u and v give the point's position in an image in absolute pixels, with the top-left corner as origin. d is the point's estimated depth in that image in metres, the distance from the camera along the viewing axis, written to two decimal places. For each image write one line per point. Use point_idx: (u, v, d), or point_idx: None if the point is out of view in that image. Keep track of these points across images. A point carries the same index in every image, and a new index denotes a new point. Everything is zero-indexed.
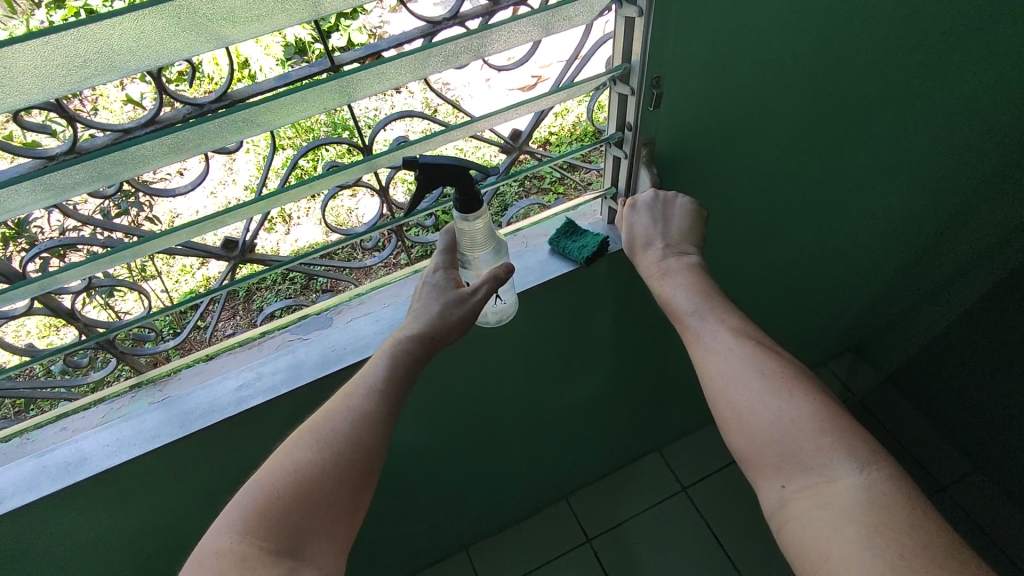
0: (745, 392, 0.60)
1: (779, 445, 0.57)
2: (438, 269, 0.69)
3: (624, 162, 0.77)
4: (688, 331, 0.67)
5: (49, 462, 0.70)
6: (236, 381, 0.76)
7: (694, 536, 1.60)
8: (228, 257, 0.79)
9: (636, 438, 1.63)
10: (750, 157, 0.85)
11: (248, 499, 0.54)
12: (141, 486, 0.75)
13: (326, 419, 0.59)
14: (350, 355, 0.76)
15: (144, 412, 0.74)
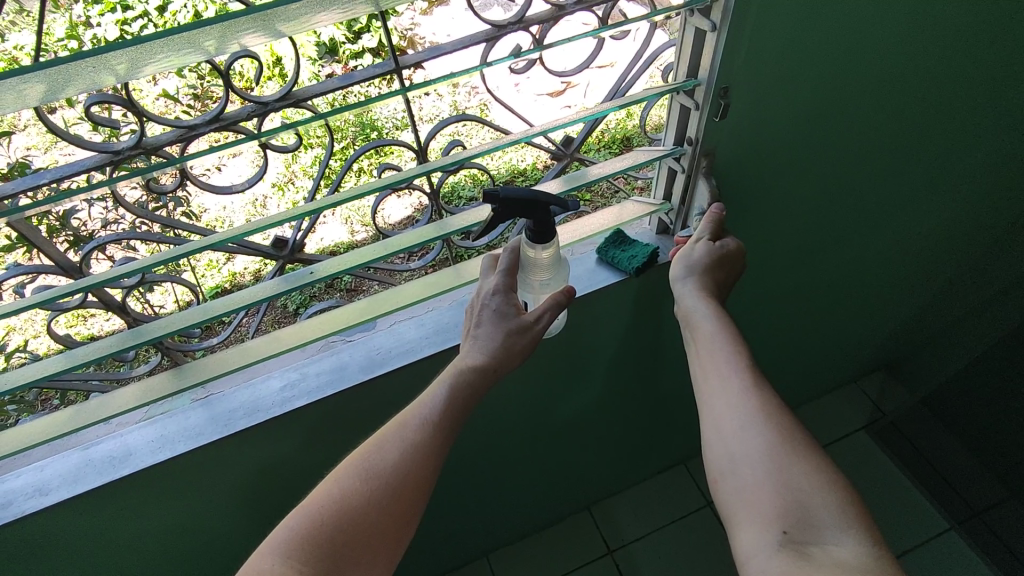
0: (775, 435, 0.58)
1: (795, 494, 0.55)
2: (495, 291, 0.68)
3: (681, 176, 0.76)
4: (723, 362, 0.64)
5: (95, 455, 0.70)
6: (278, 381, 0.75)
7: (719, 553, 1.57)
8: (278, 256, 0.79)
9: (662, 450, 1.61)
10: (810, 170, 0.83)
11: (296, 524, 0.53)
12: (183, 483, 0.74)
13: (375, 447, 0.59)
14: (395, 359, 0.76)
15: (188, 408, 0.74)
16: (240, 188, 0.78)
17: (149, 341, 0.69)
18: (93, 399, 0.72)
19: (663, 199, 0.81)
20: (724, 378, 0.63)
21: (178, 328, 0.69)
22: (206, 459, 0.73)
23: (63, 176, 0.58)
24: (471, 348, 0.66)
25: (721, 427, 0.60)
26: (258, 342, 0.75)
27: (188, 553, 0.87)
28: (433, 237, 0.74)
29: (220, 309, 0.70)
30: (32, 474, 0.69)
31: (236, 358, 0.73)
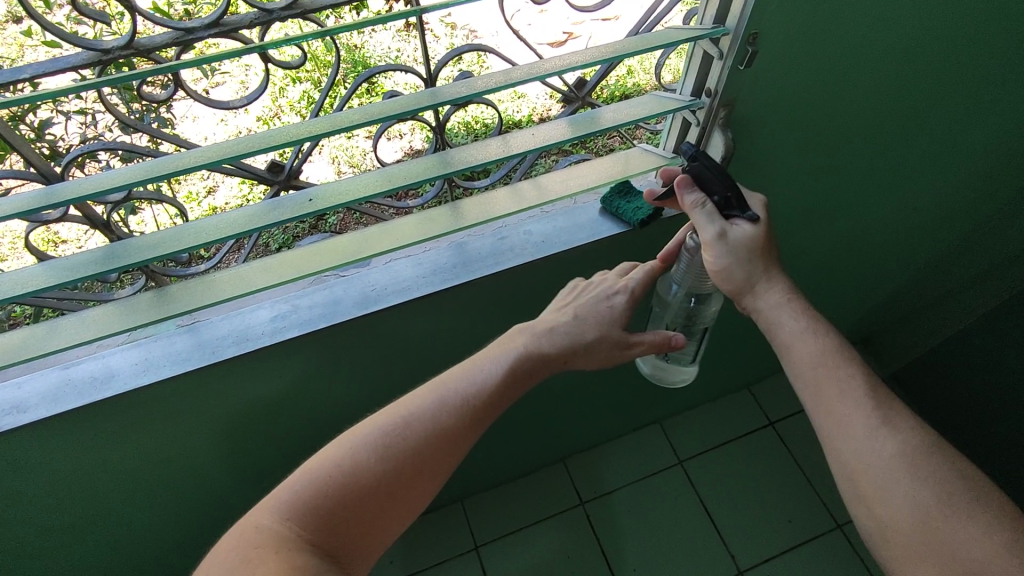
0: (936, 485, 0.54)
1: (974, 553, 0.51)
2: (620, 294, 0.72)
3: (695, 128, 0.74)
4: (847, 386, 0.60)
5: (76, 375, 0.68)
6: (267, 314, 0.73)
7: (687, 511, 1.62)
8: (273, 181, 0.75)
9: (637, 407, 1.64)
10: (823, 133, 0.81)
11: (301, 486, 0.55)
12: (166, 410, 0.73)
13: (403, 420, 0.61)
14: (390, 297, 0.74)
15: (172, 334, 0.71)
16: (238, 103, 0.71)
17: (129, 267, 0.64)
18: (71, 319, 0.69)
19: (673, 152, 0.79)
20: (853, 407, 0.59)
21: (168, 251, 0.65)
22: (188, 387, 0.71)
23: (46, 73, 0.51)
24: (563, 322, 0.71)
25: (863, 475, 0.57)
26: (251, 268, 0.73)
27: (167, 483, 0.86)
28: (438, 175, 0.70)
29: (213, 236, 0.66)
30: (9, 391, 0.67)
31: (225, 286, 0.71)
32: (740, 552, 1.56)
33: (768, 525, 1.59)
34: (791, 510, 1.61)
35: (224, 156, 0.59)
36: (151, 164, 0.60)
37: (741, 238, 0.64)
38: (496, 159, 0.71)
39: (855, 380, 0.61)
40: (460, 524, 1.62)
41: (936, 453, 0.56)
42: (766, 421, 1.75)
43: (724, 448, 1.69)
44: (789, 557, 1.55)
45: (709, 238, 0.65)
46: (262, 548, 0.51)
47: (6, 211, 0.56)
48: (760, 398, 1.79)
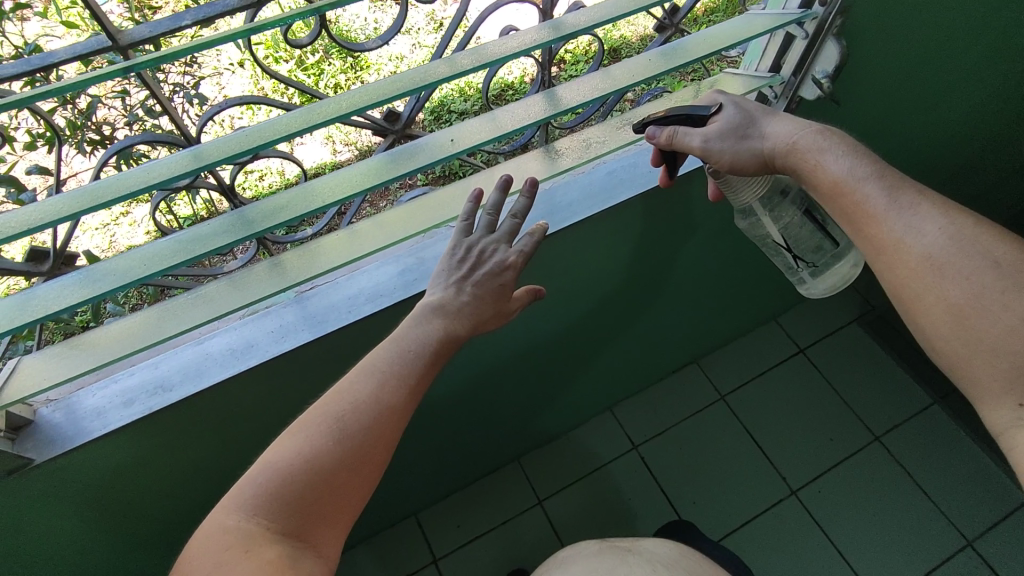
0: (968, 274, 0.47)
1: (1014, 336, 0.45)
2: (511, 267, 0.59)
3: (803, 43, 0.74)
4: (866, 206, 0.50)
5: (213, 349, 0.66)
6: (386, 275, 0.71)
7: (736, 444, 1.68)
8: (389, 131, 0.73)
9: (678, 349, 1.66)
10: (913, 55, 0.83)
11: (264, 479, 0.48)
12: (300, 377, 0.72)
13: (341, 403, 0.51)
14: None
15: (297, 300, 0.69)
16: (371, 44, 0.65)
17: (262, 234, 0.59)
18: (187, 296, 0.66)
19: (771, 72, 0.80)
20: (875, 227, 0.50)
21: (293, 217, 0.60)
22: (325, 352, 0.70)
23: (207, 17, 0.50)
24: (459, 304, 0.57)
25: (900, 290, 0.50)
26: (364, 227, 0.70)
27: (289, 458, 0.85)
28: (547, 117, 0.67)
29: (324, 201, 0.61)
30: (148, 372, 0.65)
31: (340, 249, 0.68)
32: (791, 475, 1.63)
33: (813, 447, 1.67)
34: (832, 430, 1.69)
35: (352, 110, 0.55)
36: (278, 119, 0.55)
37: (727, 125, 0.55)
38: (605, 94, 0.68)
39: (875, 193, 0.50)
40: (519, 481, 1.64)
41: (987, 239, 0.48)
42: (796, 349, 1.80)
43: (761, 379, 1.74)
44: (839, 472, 1.63)
45: (706, 144, 0.56)
46: (236, 551, 0.45)
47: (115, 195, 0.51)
48: (787, 327, 1.84)
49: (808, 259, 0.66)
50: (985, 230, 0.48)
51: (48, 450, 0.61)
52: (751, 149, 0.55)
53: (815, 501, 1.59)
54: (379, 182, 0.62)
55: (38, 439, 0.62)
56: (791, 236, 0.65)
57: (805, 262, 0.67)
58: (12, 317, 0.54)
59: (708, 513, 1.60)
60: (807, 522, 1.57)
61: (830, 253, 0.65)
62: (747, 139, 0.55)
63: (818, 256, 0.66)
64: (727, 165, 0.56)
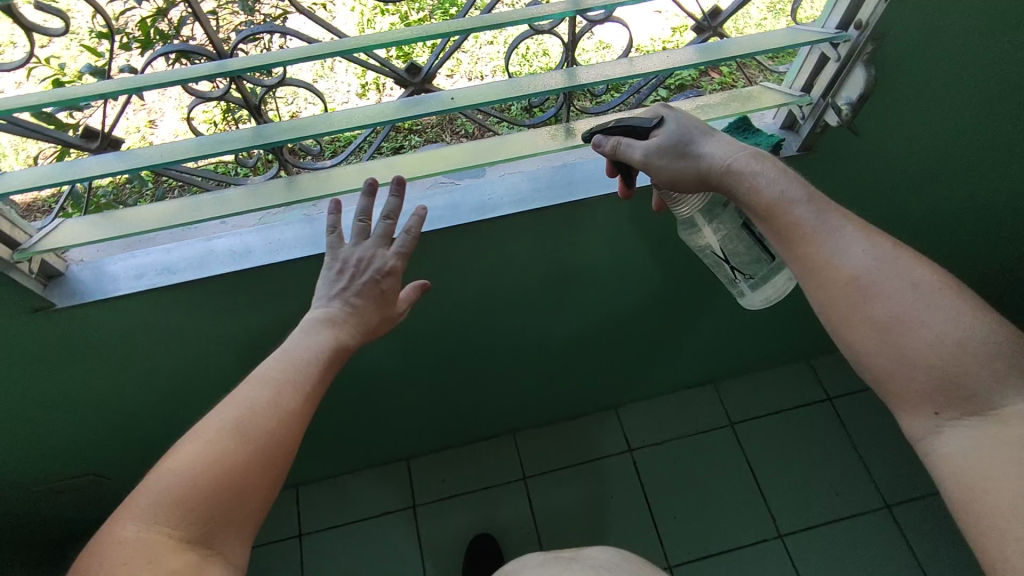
0: (888, 295, 0.52)
1: (932, 349, 0.50)
2: (391, 271, 0.67)
3: (834, 65, 0.74)
4: (799, 228, 0.55)
5: (218, 248, 0.75)
6: (390, 209, 0.82)
7: (734, 478, 1.46)
8: (409, 82, 0.76)
9: (696, 364, 1.45)
10: (960, 100, 0.79)
11: (166, 486, 0.52)
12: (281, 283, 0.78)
13: (243, 410, 0.56)
14: (505, 206, 0.80)
15: (300, 220, 0.77)
16: None
17: (279, 143, 0.66)
18: (210, 196, 0.73)
19: (802, 90, 0.80)
20: (807, 247, 0.55)
21: (303, 135, 0.66)
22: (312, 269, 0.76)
23: None
24: (344, 314, 0.65)
25: (830, 306, 0.54)
26: (377, 164, 0.76)
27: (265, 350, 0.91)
28: (563, 89, 0.69)
29: (333, 127, 0.66)
30: (160, 254, 0.75)
31: (346, 180, 0.74)
32: (782, 514, 1.42)
33: (812, 492, 1.44)
34: (841, 484, 1.45)
35: (361, 45, 0.60)
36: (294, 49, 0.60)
37: (668, 142, 0.59)
38: (619, 77, 0.68)
39: (805, 212, 0.55)
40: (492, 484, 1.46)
41: (903, 261, 0.53)
42: (824, 397, 1.55)
43: (782, 415, 1.53)
44: (838, 526, 1.41)
45: (647, 157, 0.60)
46: (139, 562, 0.49)
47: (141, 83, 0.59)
48: (820, 370, 1.59)
49: (746, 271, 0.69)
50: (901, 249, 0.54)
51: (66, 300, 0.72)
52: (689, 167, 0.59)
53: (803, 550, 1.38)
54: (380, 121, 0.67)
55: (63, 289, 0.72)
56: (728, 248, 0.68)
57: (743, 274, 0.70)
58: (56, 175, 0.63)
59: (687, 536, 1.41)
60: (787, 568, 1.37)
61: (769, 268, 0.67)
62: (685, 157, 0.59)
63: (757, 269, 0.68)
64: (667, 179, 0.60)
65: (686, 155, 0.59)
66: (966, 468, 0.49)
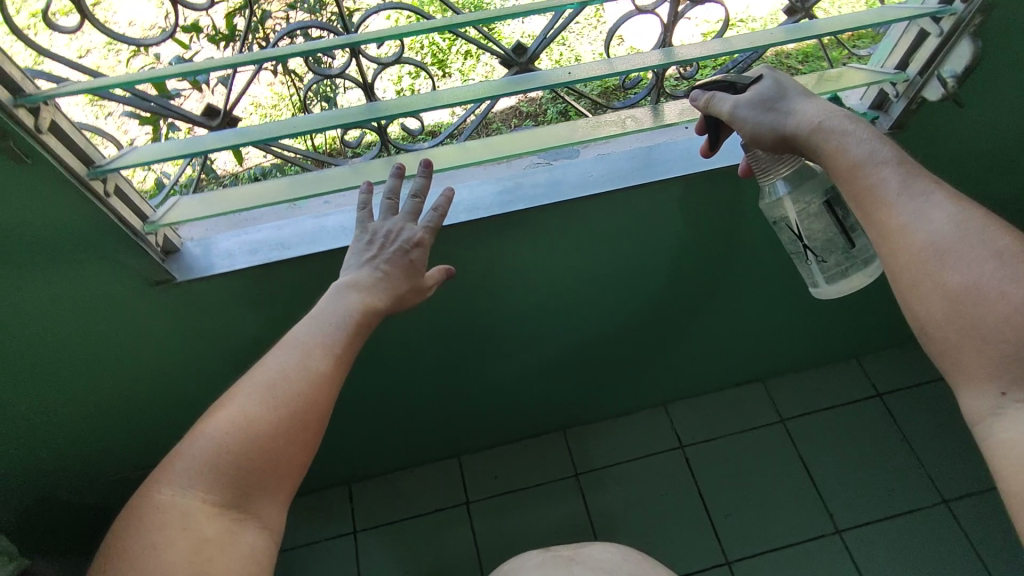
0: (964, 265, 0.51)
1: (1007, 323, 0.48)
2: (416, 245, 0.69)
3: (936, 40, 0.74)
4: (880, 190, 0.55)
5: (329, 224, 0.85)
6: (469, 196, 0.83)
7: (778, 473, 1.29)
8: (516, 63, 0.75)
9: (758, 356, 1.30)
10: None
11: (200, 453, 0.56)
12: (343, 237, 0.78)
13: (272, 378, 0.59)
14: (605, 184, 0.83)
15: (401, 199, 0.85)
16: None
17: (391, 117, 0.68)
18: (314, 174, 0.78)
19: (897, 69, 0.79)
20: (885, 210, 0.55)
21: (417, 109, 0.68)
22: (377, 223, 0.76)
23: None
24: (373, 279, 0.67)
25: (899, 271, 0.54)
26: (477, 144, 0.77)
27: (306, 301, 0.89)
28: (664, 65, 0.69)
29: (444, 98, 0.68)
30: (272, 232, 0.85)
31: (451, 156, 0.76)
32: (840, 510, 1.24)
33: (870, 490, 1.26)
34: (895, 481, 1.26)
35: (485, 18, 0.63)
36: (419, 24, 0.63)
37: (759, 96, 0.62)
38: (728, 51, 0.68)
39: (892, 176, 0.55)
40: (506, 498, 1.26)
41: (988, 234, 0.51)
42: (873, 391, 1.36)
43: (853, 409, 1.34)
44: (893, 528, 1.22)
45: (735, 109, 0.63)
46: (178, 524, 0.54)
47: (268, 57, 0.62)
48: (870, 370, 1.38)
49: (819, 252, 0.70)
50: (992, 224, 0.52)
51: (187, 273, 0.81)
52: (774, 122, 0.61)
53: (866, 550, 1.20)
54: (489, 93, 0.69)
55: (181, 262, 0.82)
56: (806, 227, 0.69)
57: (815, 254, 0.70)
58: (185, 146, 0.67)
59: (738, 528, 1.24)
60: (847, 569, 1.19)
61: (848, 255, 0.69)
62: (776, 112, 0.61)
63: (832, 253, 0.69)
64: (749, 134, 0.62)
65: (774, 110, 0.61)
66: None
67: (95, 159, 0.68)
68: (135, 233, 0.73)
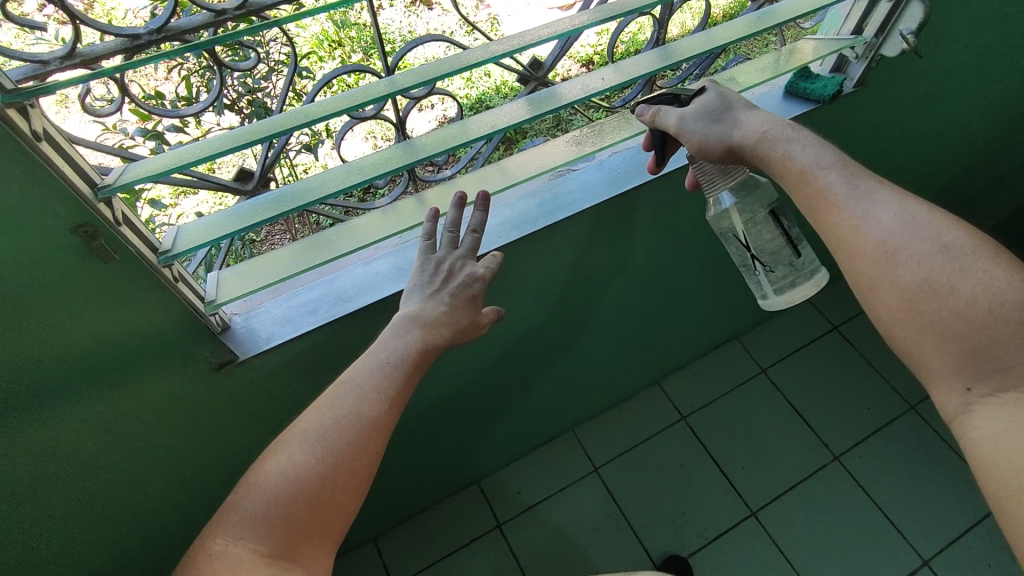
0: (916, 261, 0.47)
1: (960, 317, 0.45)
2: (481, 278, 0.58)
3: (884, 6, 0.71)
4: (828, 195, 0.52)
5: (381, 269, 0.71)
6: (498, 217, 0.76)
7: (784, 425, 1.25)
8: (532, 78, 0.70)
9: (731, 317, 1.28)
10: (971, 30, 0.81)
11: (253, 504, 0.46)
12: (339, 320, 0.68)
13: (323, 417, 0.49)
14: (638, 175, 0.78)
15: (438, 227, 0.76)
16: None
17: (432, 157, 0.59)
18: (334, 230, 0.65)
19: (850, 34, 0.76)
20: (836, 214, 0.51)
21: (463, 142, 0.60)
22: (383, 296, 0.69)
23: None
24: (437, 313, 0.55)
25: (856, 274, 0.51)
26: (511, 163, 0.70)
27: (298, 381, 0.74)
28: (663, 68, 0.64)
29: (475, 134, 0.60)
30: (326, 287, 0.70)
31: (494, 181, 0.69)
32: (831, 436, 1.23)
33: (845, 410, 1.26)
34: (872, 397, 1.27)
35: (524, 45, 0.56)
36: (450, 65, 0.54)
37: (704, 107, 0.57)
38: (727, 41, 0.65)
39: (840, 180, 0.52)
40: (521, 515, 1.19)
41: (936, 224, 0.48)
42: (830, 325, 1.37)
43: (820, 349, 1.34)
44: (880, 439, 1.22)
45: (681, 121, 0.57)
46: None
47: (331, 110, 0.51)
48: (819, 304, 1.40)
49: (769, 263, 0.65)
50: (940, 215, 0.49)
51: (249, 349, 0.66)
52: (722, 132, 0.56)
53: (866, 468, 1.19)
54: (525, 120, 0.62)
55: (237, 340, 0.66)
56: (754, 237, 0.63)
57: (764, 266, 0.65)
58: (226, 226, 0.54)
59: (755, 478, 1.20)
60: (860, 495, 1.16)
61: (794, 265, 0.65)
62: (722, 121, 0.57)
63: (780, 262, 0.65)
64: (697, 147, 0.57)
65: (721, 121, 0.57)
66: (999, 453, 0.43)
67: (160, 244, 0.53)
68: (198, 314, 0.59)
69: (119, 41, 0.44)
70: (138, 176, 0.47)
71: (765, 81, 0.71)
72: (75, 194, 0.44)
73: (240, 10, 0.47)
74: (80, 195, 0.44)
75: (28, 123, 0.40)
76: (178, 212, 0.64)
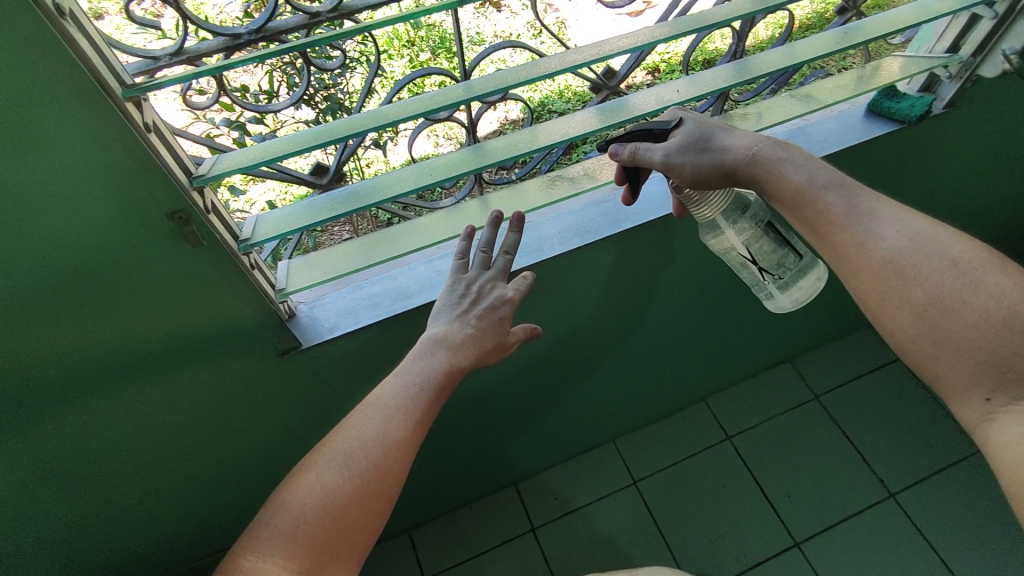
0: (926, 276, 0.46)
1: (978, 332, 0.44)
2: (510, 301, 0.59)
3: (985, 23, 0.68)
4: (828, 214, 0.51)
5: (444, 268, 0.74)
6: (561, 224, 0.77)
7: (837, 457, 1.19)
8: (604, 86, 0.70)
9: (788, 338, 1.22)
10: None
11: (277, 520, 0.47)
12: (392, 318, 0.71)
13: (350, 439, 0.50)
14: None
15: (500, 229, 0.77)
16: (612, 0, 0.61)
17: (497, 161, 0.61)
18: (399, 228, 0.68)
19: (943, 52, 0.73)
20: (839, 232, 0.50)
21: (529, 150, 0.61)
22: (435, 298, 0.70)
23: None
24: (464, 336, 0.56)
25: (863, 292, 0.50)
26: (575, 172, 0.72)
27: (349, 371, 0.77)
28: (737, 83, 0.63)
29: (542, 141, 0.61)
30: (388, 283, 0.74)
31: (556, 189, 0.70)
32: (887, 472, 1.16)
33: (904, 447, 1.18)
34: (934, 435, 1.19)
35: (604, 55, 0.57)
36: (523, 72, 0.56)
37: (688, 138, 0.56)
38: (809, 57, 0.63)
39: (839, 199, 0.51)
40: (554, 519, 1.20)
41: (942, 239, 0.48)
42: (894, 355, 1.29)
43: (881, 380, 1.26)
44: (940, 480, 1.14)
45: (668, 155, 0.55)
46: None
47: (403, 113, 0.54)
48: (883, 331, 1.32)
49: (771, 269, 0.62)
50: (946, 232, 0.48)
51: (311, 338, 0.70)
52: (713, 160, 0.55)
53: (924, 510, 1.11)
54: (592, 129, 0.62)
55: (302, 328, 0.70)
56: (753, 248, 0.61)
57: (770, 274, 0.62)
58: (291, 220, 0.58)
59: (800, 508, 1.14)
60: (915, 538, 1.09)
61: (795, 265, 0.61)
62: (709, 149, 0.55)
63: (781, 264, 0.62)
64: (690, 177, 0.56)
65: (708, 149, 0.55)
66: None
67: (241, 232, 0.57)
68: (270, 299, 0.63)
69: (221, 40, 0.48)
70: (230, 167, 0.51)
71: (844, 98, 0.69)
72: (174, 181, 0.48)
73: (334, 12, 0.50)
74: (177, 180, 0.49)
75: (140, 115, 0.45)
76: (246, 199, 0.66)
